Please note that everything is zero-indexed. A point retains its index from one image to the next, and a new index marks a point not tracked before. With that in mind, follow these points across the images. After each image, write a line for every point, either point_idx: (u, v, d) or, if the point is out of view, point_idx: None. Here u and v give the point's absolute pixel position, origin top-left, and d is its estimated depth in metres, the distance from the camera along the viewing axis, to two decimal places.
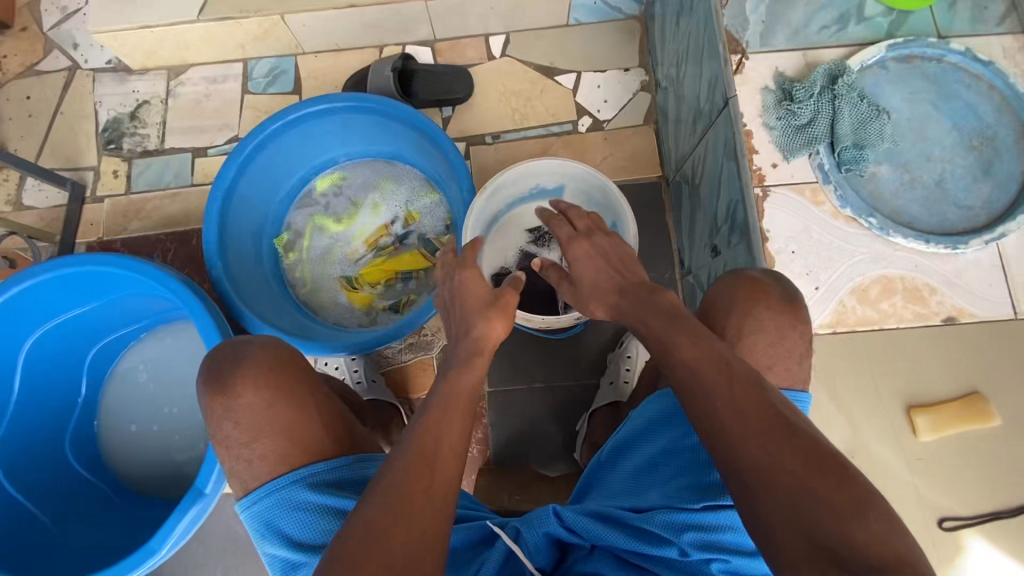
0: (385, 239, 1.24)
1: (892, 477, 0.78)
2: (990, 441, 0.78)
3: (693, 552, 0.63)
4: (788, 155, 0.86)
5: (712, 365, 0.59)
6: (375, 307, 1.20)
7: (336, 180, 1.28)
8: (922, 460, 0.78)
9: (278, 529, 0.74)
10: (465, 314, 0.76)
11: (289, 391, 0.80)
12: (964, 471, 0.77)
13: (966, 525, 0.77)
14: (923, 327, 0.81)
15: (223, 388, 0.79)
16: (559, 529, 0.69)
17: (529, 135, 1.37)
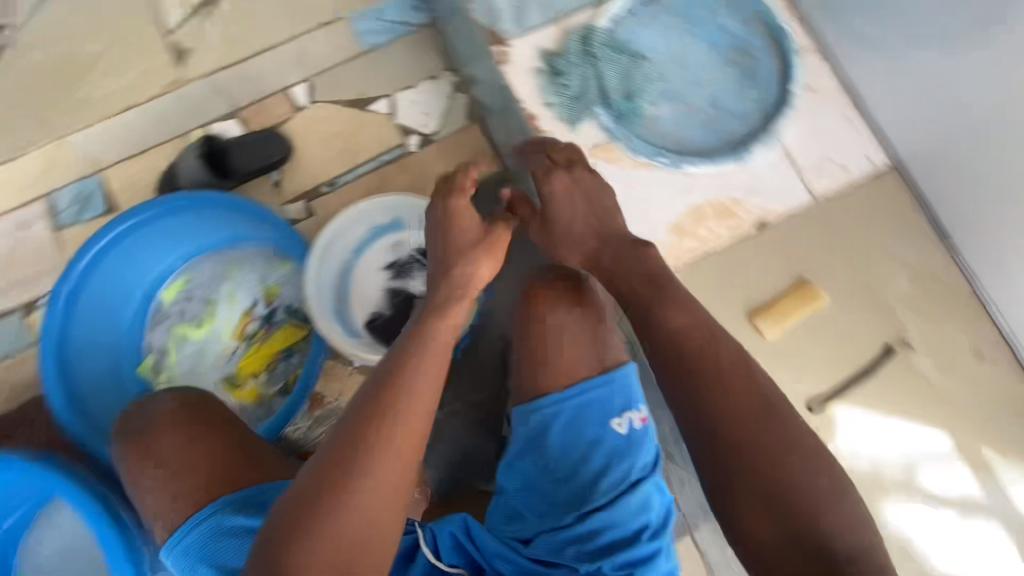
0: (251, 325, 1.20)
1: None
2: (821, 320, 0.91)
3: (581, 566, 0.74)
4: (574, 126, 0.89)
5: (716, 359, 0.72)
6: (265, 395, 1.19)
7: (182, 285, 1.23)
8: (777, 355, 0.89)
9: (209, 558, 0.75)
10: (449, 254, 0.82)
11: (211, 430, 0.86)
12: (810, 351, 0.90)
13: (830, 399, 0.90)
14: (740, 239, 0.88)
15: (142, 439, 0.85)
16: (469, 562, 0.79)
17: (364, 171, 1.35)
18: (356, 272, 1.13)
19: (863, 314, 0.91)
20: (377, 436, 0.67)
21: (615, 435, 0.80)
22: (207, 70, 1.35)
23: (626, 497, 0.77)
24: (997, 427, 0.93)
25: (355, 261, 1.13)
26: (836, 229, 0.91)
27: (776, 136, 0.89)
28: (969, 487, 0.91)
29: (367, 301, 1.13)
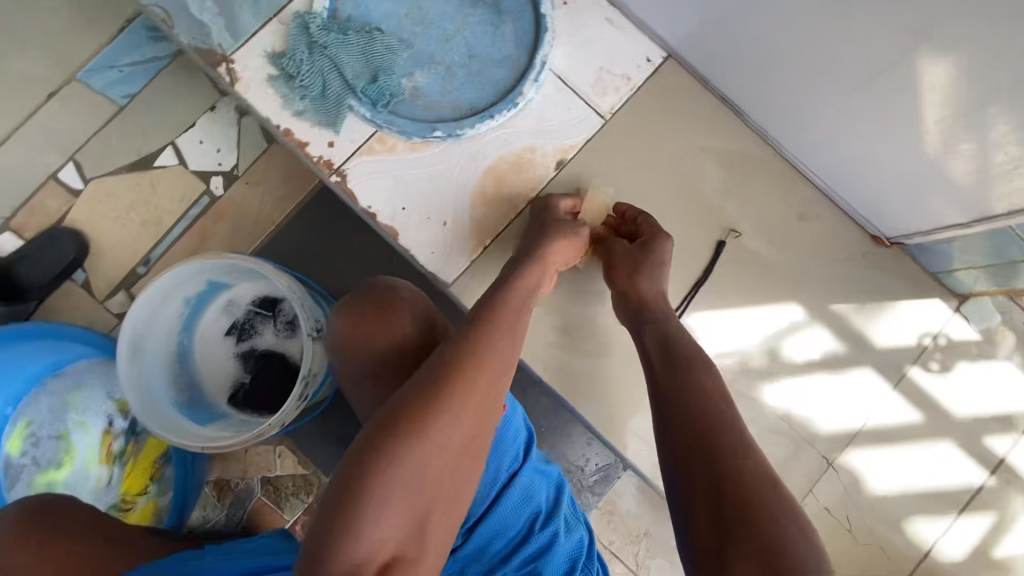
0: (117, 444, 1.11)
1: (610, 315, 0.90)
2: None
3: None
4: (334, 126, 0.86)
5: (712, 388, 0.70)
6: (161, 506, 1.12)
7: (22, 432, 1.09)
8: None
9: None
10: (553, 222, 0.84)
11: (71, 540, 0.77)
12: None
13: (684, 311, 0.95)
14: (545, 183, 0.91)
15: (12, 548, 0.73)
16: None
17: (175, 235, 1.22)
18: (193, 350, 1.03)
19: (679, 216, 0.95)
20: (463, 363, 0.62)
21: None
22: None
23: (502, 499, 0.77)
24: (840, 276, 0.96)
25: (185, 339, 1.01)
26: (631, 143, 0.93)
27: (546, 66, 0.90)
28: (828, 342, 0.95)
29: (216, 376, 1.04)
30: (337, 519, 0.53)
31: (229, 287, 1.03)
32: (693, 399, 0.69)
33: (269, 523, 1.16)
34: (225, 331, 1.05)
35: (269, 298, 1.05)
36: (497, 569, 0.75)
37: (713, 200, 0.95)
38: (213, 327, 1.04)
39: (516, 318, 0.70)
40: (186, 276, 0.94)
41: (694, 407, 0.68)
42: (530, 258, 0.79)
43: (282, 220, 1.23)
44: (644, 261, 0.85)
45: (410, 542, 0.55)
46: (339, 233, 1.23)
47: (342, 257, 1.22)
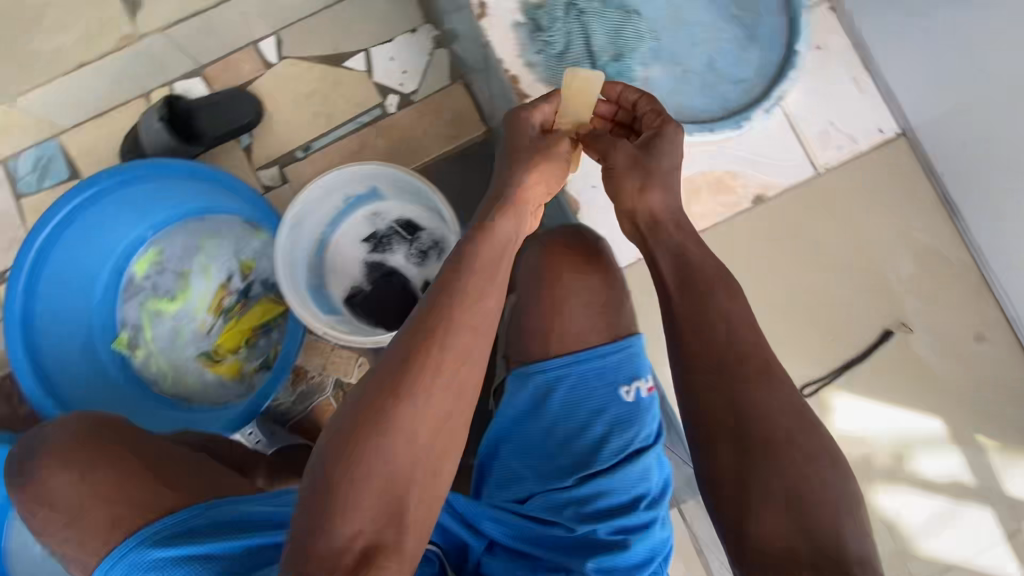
0: (228, 299, 1.15)
1: None
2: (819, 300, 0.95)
3: (580, 526, 0.72)
4: (560, 88, 0.86)
5: (745, 348, 0.68)
6: (245, 371, 1.14)
7: (154, 258, 1.18)
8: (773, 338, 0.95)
9: None
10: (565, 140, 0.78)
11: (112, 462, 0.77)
12: (809, 329, 0.95)
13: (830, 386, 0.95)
14: (736, 211, 0.93)
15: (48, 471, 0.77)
16: (448, 522, 0.74)
17: (341, 134, 1.27)
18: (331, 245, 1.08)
19: (837, 287, 0.96)
20: (431, 325, 0.61)
21: (622, 403, 0.77)
22: (163, 23, 1.26)
23: (625, 467, 0.75)
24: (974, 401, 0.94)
25: (328, 233, 1.07)
26: (820, 204, 0.95)
27: (779, 100, 0.86)
28: (948, 460, 0.94)
29: (345, 273, 1.08)
30: (315, 508, 0.57)
31: (383, 197, 1.07)
32: (720, 363, 0.67)
33: (329, 423, 1.19)
34: (365, 236, 1.09)
35: (415, 219, 1.08)
36: (589, 525, 0.72)
37: (885, 286, 0.95)
38: (355, 230, 1.09)
39: (494, 260, 0.67)
40: (354, 176, 1.00)
41: (723, 374, 0.66)
42: (506, 199, 0.71)
43: (437, 156, 1.26)
44: (649, 167, 0.76)
45: (386, 527, 0.57)
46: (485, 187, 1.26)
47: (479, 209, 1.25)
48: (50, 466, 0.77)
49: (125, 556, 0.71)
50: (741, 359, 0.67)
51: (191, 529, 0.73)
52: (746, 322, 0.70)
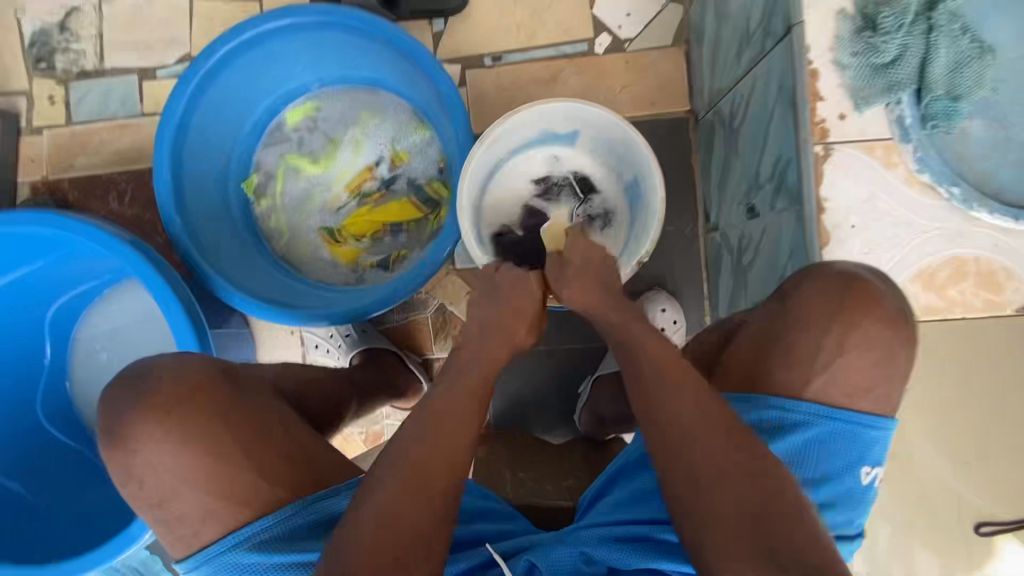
0: (369, 184, 1.08)
1: (931, 479, 0.75)
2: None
3: None
4: (859, 105, 0.69)
5: (677, 374, 0.59)
6: (362, 262, 1.07)
7: (310, 111, 1.09)
8: (968, 466, 0.73)
9: None
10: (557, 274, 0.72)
11: (223, 434, 0.60)
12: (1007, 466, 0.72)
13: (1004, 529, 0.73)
14: (994, 318, 0.70)
15: (134, 429, 0.59)
16: (580, 561, 0.63)
17: (536, 57, 1.13)
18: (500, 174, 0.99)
19: None
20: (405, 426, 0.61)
21: (856, 481, 0.58)
22: None
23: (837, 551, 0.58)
24: None
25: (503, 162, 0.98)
26: None
27: None
28: None
29: (503, 208, 0.99)
30: None
31: (573, 145, 0.98)
32: (659, 387, 0.59)
33: (420, 342, 1.13)
34: (537, 178, 1.01)
35: (595, 179, 1.00)
36: None
37: None
38: (528, 168, 1.00)
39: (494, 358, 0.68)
40: (567, 115, 0.90)
41: (662, 399, 0.58)
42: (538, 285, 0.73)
43: (627, 118, 1.13)
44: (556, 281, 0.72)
45: None
46: (665, 171, 1.12)
47: None
48: (145, 444, 0.59)
49: (216, 558, 0.58)
50: (680, 384, 0.58)
51: (291, 535, 0.58)
52: (666, 349, 0.62)
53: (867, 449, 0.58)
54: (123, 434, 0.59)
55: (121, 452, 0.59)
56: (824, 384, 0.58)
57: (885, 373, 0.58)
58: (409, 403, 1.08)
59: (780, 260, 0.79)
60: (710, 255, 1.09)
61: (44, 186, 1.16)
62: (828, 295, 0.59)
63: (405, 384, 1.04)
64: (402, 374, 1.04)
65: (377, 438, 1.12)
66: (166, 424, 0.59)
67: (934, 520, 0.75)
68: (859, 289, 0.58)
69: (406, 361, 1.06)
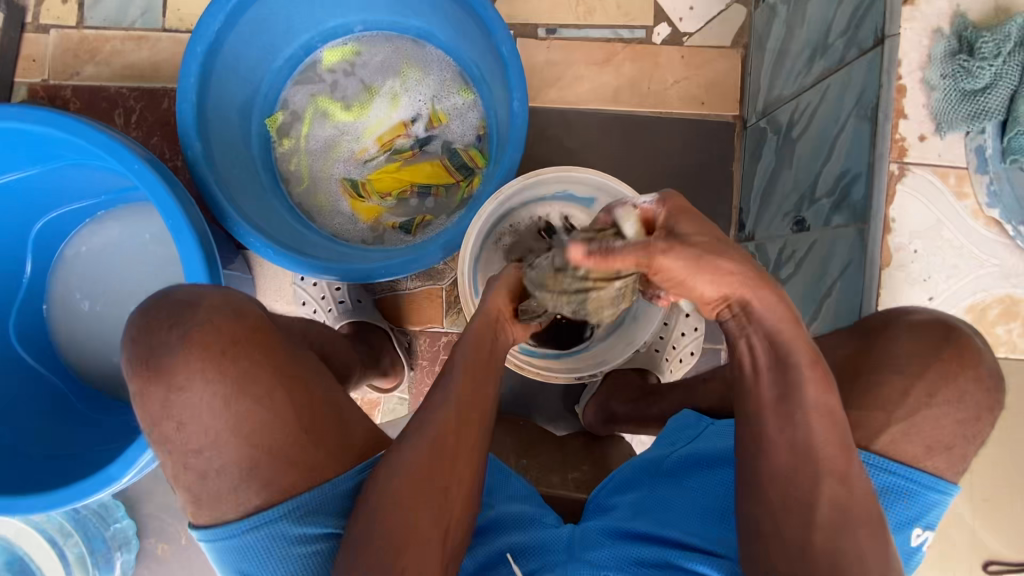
0: (402, 140, 1.02)
1: (951, 514, 0.78)
2: None
3: None
4: (941, 127, 0.67)
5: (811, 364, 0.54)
6: (384, 222, 1.02)
7: (349, 55, 1.03)
8: (987, 501, 0.77)
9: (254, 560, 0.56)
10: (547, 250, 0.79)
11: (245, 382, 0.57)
12: None
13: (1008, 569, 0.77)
14: None
15: (155, 361, 0.56)
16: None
17: (591, 36, 1.09)
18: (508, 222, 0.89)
19: None
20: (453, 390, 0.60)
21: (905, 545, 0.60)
22: None
23: None
24: None
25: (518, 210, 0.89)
26: None
27: None
28: None
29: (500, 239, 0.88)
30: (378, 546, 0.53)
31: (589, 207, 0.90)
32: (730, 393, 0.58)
33: (430, 313, 1.08)
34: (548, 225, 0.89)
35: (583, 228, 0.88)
36: None
37: None
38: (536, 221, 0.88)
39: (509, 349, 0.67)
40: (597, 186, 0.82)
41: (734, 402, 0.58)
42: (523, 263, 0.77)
43: (674, 114, 1.10)
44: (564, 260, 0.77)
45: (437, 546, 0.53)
46: (705, 173, 1.10)
47: (686, 193, 1.10)
48: (184, 378, 0.56)
49: (268, 525, 0.55)
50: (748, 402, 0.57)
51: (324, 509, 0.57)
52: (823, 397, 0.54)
53: (923, 509, 0.60)
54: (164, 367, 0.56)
55: (162, 387, 0.56)
56: (894, 417, 0.60)
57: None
58: (387, 386, 1.03)
59: (830, 279, 0.77)
60: None
61: (43, 91, 1.06)
62: (927, 349, 0.62)
63: (390, 362, 1.00)
64: (388, 350, 1.01)
65: (372, 407, 1.08)
66: (212, 364, 0.56)
67: (942, 543, 0.78)
68: (952, 334, 0.62)
69: (393, 344, 1.02)
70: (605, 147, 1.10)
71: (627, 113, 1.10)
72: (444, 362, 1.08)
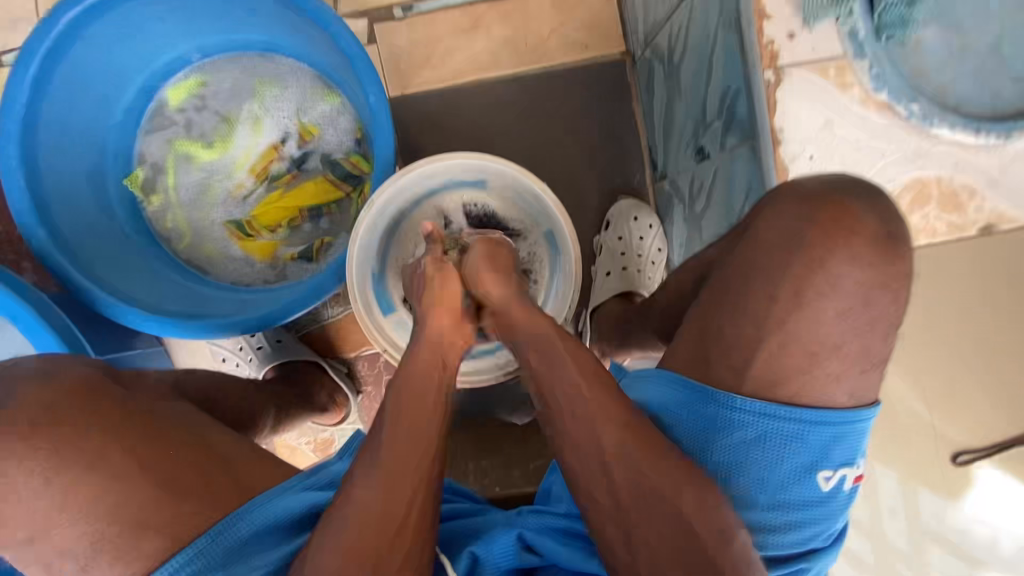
0: (276, 165, 0.94)
1: (914, 419, 0.73)
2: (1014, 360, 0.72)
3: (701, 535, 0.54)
4: (809, 20, 0.61)
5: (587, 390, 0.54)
6: (280, 256, 0.94)
7: (195, 87, 0.94)
8: (950, 396, 0.72)
9: None
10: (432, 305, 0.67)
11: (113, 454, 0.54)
12: (993, 405, 0.72)
13: (978, 457, 0.72)
14: (957, 241, 0.66)
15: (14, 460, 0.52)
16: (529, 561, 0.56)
17: (452, 4, 1.01)
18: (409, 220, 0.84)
19: None
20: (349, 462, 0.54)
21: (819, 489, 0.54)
22: None
23: (802, 530, 0.53)
24: None
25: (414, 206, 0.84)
26: None
27: None
28: None
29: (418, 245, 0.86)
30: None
31: (484, 187, 0.84)
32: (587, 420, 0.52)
33: (361, 335, 1.02)
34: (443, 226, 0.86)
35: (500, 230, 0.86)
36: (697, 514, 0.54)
37: None
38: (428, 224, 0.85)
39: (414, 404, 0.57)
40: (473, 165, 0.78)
41: (582, 429, 0.52)
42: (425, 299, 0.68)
43: (560, 65, 1.03)
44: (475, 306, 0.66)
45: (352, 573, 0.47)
46: (607, 120, 1.04)
47: (592, 145, 1.04)
48: (28, 458, 0.52)
49: None
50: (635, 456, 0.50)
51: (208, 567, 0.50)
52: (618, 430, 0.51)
53: (844, 443, 0.54)
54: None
55: None
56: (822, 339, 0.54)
57: (855, 320, 0.53)
58: (337, 417, 0.98)
59: (736, 202, 0.72)
60: (660, 204, 1.02)
61: None
62: (787, 248, 0.55)
63: (327, 396, 0.95)
64: (323, 381, 0.95)
65: (327, 445, 1.03)
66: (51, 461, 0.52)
67: (913, 448, 0.75)
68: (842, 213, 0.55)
69: (330, 372, 0.96)
70: (497, 118, 1.03)
71: (510, 76, 1.02)
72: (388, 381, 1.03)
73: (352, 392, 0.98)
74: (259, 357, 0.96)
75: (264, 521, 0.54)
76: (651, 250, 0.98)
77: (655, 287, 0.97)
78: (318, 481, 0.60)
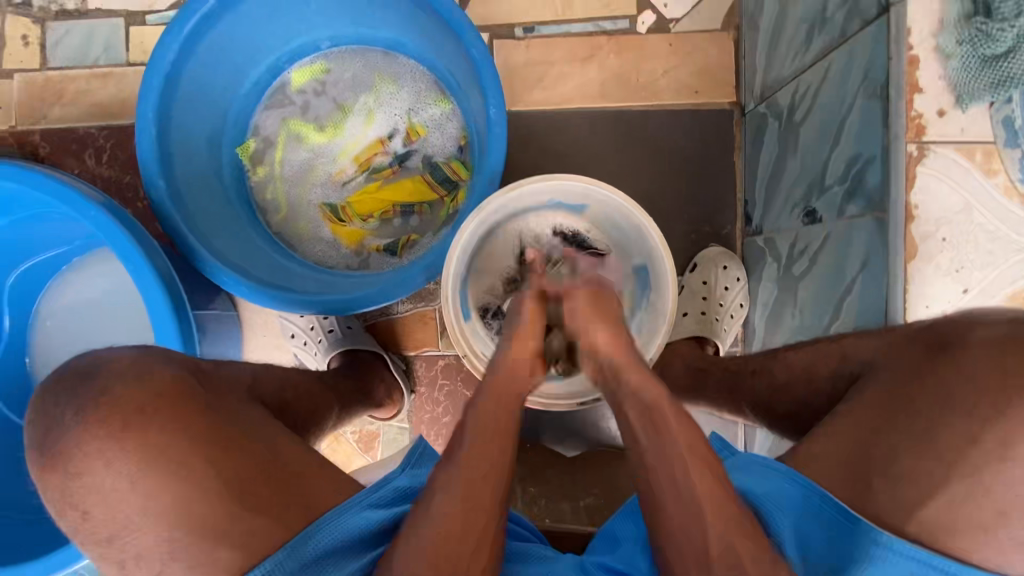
0: (379, 158, 0.96)
1: None
2: None
3: None
4: (963, 100, 0.60)
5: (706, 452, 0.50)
6: (367, 245, 0.96)
7: (318, 73, 0.98)
8: None
9: None
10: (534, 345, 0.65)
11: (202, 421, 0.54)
12: None
13: None
14: None
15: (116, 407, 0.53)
16: None
17: (572, 31, 1.03)
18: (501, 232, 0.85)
19: None
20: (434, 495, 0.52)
21: None
22: None
23: None
24: None
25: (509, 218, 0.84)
26: None
27: None
28: None
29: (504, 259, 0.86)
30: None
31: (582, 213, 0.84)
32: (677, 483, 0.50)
33: (425, 336, 1.02)
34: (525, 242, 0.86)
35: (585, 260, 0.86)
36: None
37: None
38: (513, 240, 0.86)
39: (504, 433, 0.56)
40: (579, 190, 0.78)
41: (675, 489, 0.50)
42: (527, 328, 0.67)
43: (667, 106, 1.03)
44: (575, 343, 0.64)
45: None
46: (705, 167, 1.03)
47: (686, 189, 1.03)
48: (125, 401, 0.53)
49: None
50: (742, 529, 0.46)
51: None
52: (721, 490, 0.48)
53: None
54: (63, 454, 0.53)
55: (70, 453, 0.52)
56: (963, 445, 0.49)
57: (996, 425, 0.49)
58: (387, 413, 0.98)
59: (847, 271, 0.70)
60: (748, 258, 1.00)
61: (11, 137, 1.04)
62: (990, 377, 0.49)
63: (384, 393, 0.95)
64: (382, 377, 0.95)
65: (372, 438, 1.03)
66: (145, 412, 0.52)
67: None
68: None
69: (389, 366, 0.98)
70: (595, 147, 1.03)
71: (616, 109, 1.03)
72: (442, 386, 1.02)
73: (406, 390, 0.98)
74: (327, 339, 0.97)
75: (327, 544, 0.52)
76: (731, 304, 0.96)
77: (729, 339, 0.95)
78: (385, 496, 0.58)
